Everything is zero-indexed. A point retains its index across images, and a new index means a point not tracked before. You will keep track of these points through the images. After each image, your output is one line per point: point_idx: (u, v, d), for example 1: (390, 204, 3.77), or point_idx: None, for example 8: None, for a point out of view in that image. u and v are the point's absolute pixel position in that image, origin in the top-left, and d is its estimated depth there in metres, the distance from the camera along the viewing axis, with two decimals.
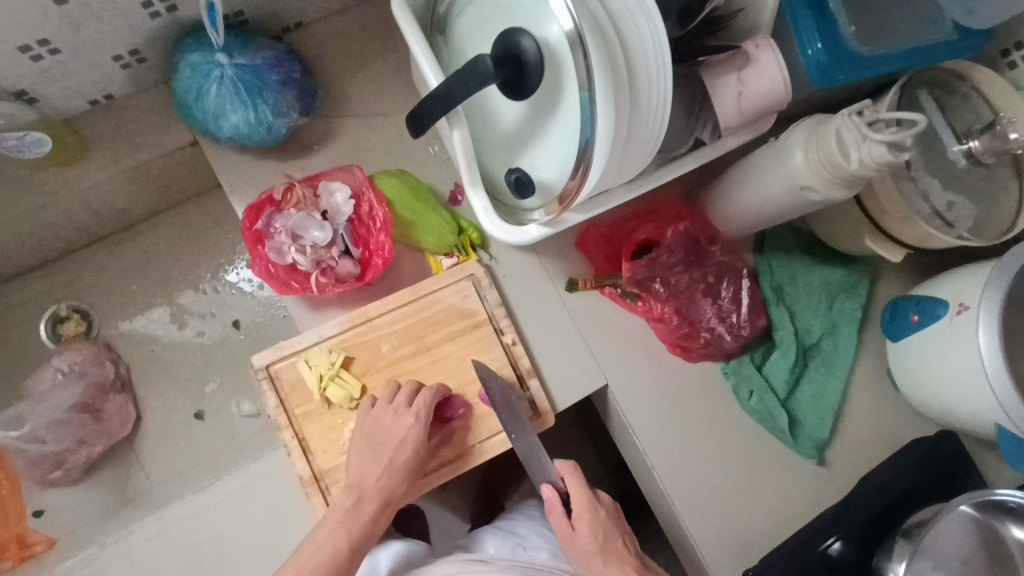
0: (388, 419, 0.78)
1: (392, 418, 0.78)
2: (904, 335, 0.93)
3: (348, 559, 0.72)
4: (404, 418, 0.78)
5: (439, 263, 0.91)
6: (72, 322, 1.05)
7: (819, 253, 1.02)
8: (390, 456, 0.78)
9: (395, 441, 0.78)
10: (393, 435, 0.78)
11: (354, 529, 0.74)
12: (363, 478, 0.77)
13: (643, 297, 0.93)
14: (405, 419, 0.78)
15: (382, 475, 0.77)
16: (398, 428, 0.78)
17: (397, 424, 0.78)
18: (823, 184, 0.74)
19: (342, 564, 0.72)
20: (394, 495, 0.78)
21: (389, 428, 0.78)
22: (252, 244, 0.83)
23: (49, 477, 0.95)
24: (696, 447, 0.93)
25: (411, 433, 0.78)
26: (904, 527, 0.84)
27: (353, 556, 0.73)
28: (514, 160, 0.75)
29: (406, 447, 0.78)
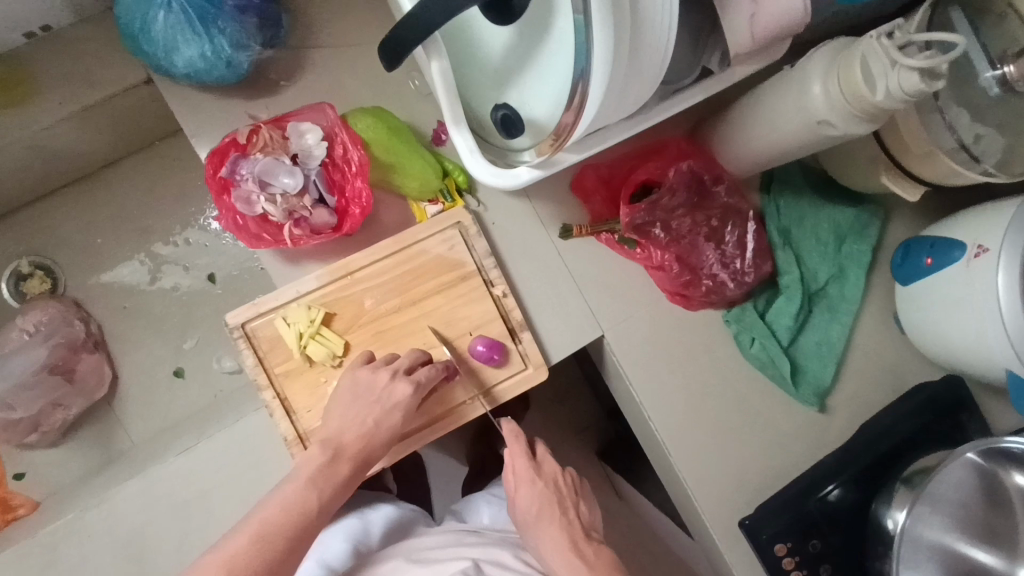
0: (383, 381, 0.75)
1: (387, 382, 0.75)
2: (916, 277, 0.87)
3: (315, 522, 0.68)
4: (401, 385, 0.75)
5: (423, 211, 0.85)
6: (36, 279, 1.03)
7: (829, 192, 0.96)
8: (379, 419, 0.74)
9: (388, 406, 0.74)
10: (387, 400, 0.74)
11: (325, 491, 0.70)
12: (344, 436, 0.73)
13: (642, 244, 0.88)
14: (403, 386, 0.75)
15: (367, 434, 0.74)
16: (393, 394, 0.74)
17: (392, 389, 0.74)
18: (843, 117, 0.67)
19: (313, 522, 0.68)
20: (372, 457, 0.74)
21: (382, 392, 0.75)
22: (218, 194, 0.77)
23: (26, 440, 0.97)
24: (696, 398, 0.90)
25: (408, 400, 0.75)
26: (904, 475, 0.81)
27: (320, 519, 0.69)
28: (501, 97, 0.68)
29: (400, 413, 0.75)
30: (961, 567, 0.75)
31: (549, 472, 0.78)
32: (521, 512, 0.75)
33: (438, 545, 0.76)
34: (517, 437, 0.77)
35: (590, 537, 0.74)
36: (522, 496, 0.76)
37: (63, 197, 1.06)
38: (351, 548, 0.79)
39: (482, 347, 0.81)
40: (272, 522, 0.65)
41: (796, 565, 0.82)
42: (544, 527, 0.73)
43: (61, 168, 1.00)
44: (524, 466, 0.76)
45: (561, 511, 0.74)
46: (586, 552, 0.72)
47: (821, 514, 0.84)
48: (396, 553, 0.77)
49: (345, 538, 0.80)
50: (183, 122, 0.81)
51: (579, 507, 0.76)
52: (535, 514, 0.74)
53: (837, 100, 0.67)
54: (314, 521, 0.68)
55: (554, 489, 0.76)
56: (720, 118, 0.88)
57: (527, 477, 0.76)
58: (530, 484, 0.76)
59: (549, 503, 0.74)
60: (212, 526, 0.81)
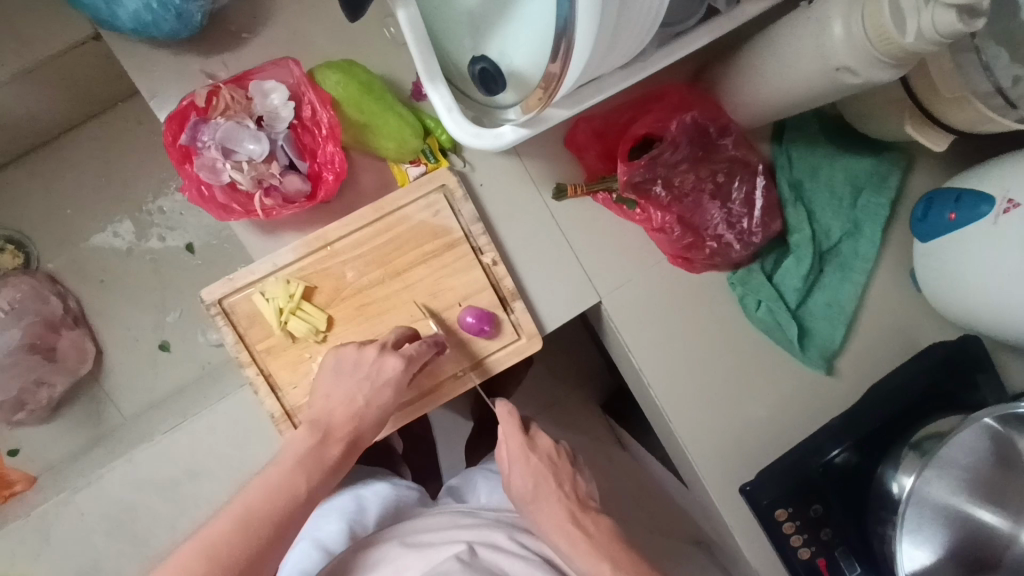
0: (369, 358, 0.72)
1: (375, 358, 0.72)
2: (936, 235, 0.80)
3: (304, 502, 0.66)
4: (389, 360, 0.72)
5: (404, 172, 0.79)
6: (8, 254, 1.06)
7: (846, 140, 0.89)
8: (369, 397, 0.72)
9: (378, 382, 0.72)
10: (376, 377, 0.72)
11: (314, 471, 0.68)
12: (331, 413, 0.71)
13: (641, 205, 0.82)
14: (390, 360, 0.72)
15: (358, 412, 0.71)
16: (383, 370, 0.72)
17: (381, 365, 0.71)
18: (866, 61, 0.60)
19: (300, 506, 0.66)
20: (362, 436, 0.72)
21: (371, 368, 0.72)
22: (180, 163, 0.72)
23: (14, 418, 1.02)
24: (699, 363, 0.86)
25: (398, 376, 0.72)
26: (913, 440, 0.78)
27: (310, 500, 0.67)
28: (479, 48, 0.60)
29: (390, 390, 0.72)
30: (966, 528, 0.73)
31: (542, 447, 0.78)
32: (516, 490, 0.76)
33: (435, 528, 0.76)
34: (512, 415, 0.77)
35: (586, 508, 0.75)
36: (516, 473, 0.76)
37: (32, 167, 1.07)
38: (345, 528, 0.85)
39: (472, 319, 0.78)
40: (257, 507, 0.63)
41: (795, 529, 0.80)
42: (542, 503, 0.74)
43: (20, 134, 1.00)
44: (519, 444, 0.76)
45: (556, 483, 0.75)
46: (586, 524, 0.72)
47: (823, 476, 0.81)
48: (391, 536, 0.77)
49: (340, 519, 0.85)
50: (138, 83, 0.75)
51: (573, 480, 0.77)
52: (532, 489, 0.75)
53: (860, 42, 0.59)
54: (302, 504, 0.66)
55: (548, 463, 0.76)
56: (728, 62, 0.80)
57: (520, 453, 0.76)
58: (524, 460, 0.75)
59: (544, 477, 0.75)
60: (204, 504, 0.81)
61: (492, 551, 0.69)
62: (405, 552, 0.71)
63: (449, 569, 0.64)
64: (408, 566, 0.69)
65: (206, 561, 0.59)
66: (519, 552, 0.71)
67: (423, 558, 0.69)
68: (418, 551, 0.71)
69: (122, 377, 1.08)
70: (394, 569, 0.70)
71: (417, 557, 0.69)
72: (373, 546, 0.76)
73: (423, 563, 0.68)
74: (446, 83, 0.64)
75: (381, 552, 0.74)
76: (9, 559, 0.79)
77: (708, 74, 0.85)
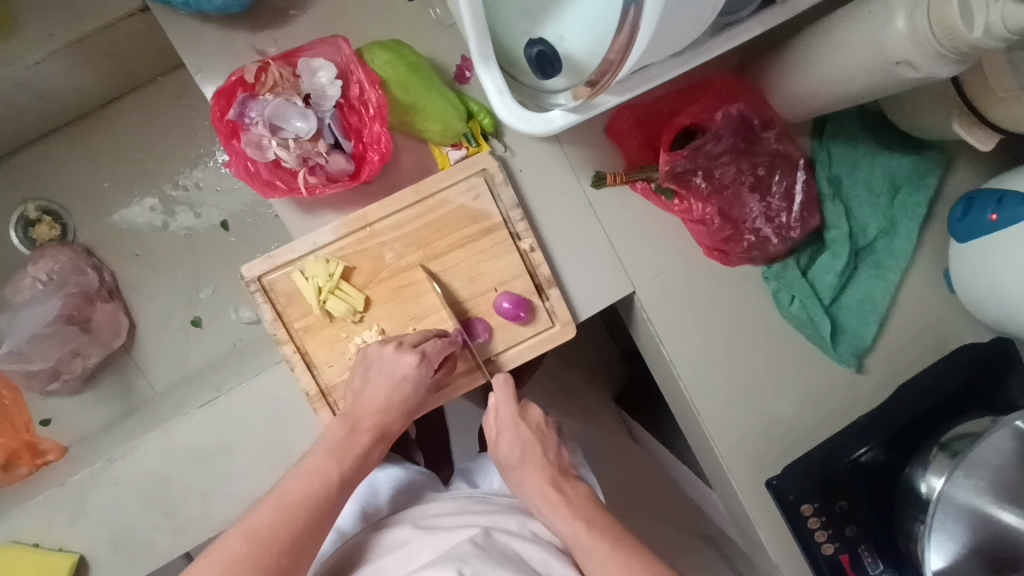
0: (388, 356, 0.72)
1: (393, 355, 0.72)
2: (976, 235, 0.79)
3: (338, 490, 0.67)
4: (406, 356, 0.72)
5: (445, 155, 0.79)
6: (44, 225, 1.07)
7: (886, 137, 0.89)
8: (398, 390, 0.72)
9: (396, 379, 0.72)
10: (392, 372, 0.72)
11: (346, 459, 0.69)
12: (363, 402, 0.72)
13: (681, 195, 0.82)
14: (405, 358, 0.72)
15: (382, 407, 0.72)
16: (399, 366, 0.72)
17: (397, 361, 0.72)
18: (926, 57, 0.60)
19: (334, 492, 0.67)
20: (389, 431, 0.73)
21: (390, 365, 0.72)
22: (227, 138, 0.73)
23: (49, 387, 1.02)
24: (731, 357, 0.86)
25: (414, 373, 0.72)
26: (942, 440, 0.78)
27: (343, 487, 0.68)
28: (536, 31, 0.60)
29: (411, 385, 0.72)
30: (991, 529, 0.73)
31: (533, 416, 0.77)
32: (503, 456, 0.75)
33: (442, 516, 0.75)
34: (508, 384, 0.76)
35: (568, 476, 0.75)
36: (504, 442, 0.75)
37: (68, 139, 1.08)
38: (357, 510, 0.85)
39: (508, 305, 0.78)
40: (294, 493, 0.65)
41: (821, 524, 0.80)
42: (526, 468, 0.74)
43: (63, 107, 1.01)
44: (509, 411, 0.75)
45: (542, 451, 0.75)
46: (567, 491, 0.73)
47: (850, 474, 0.81)
48: (400, 519, 0.77)
49: (353, 503, 0.85)
50: (185, 57, 0.75)
51: (558, 450, 0.77)
52: (519, 456, 0.74)
53: (924, 37, 0.58)
54: (337, 490, 0.67)
55: (536, 432, 0.76)
56: (776, 55, 0.80)
57: (511, 421, 0.75)
58: (514, 429, 0.75)
59: (531, 447, 0.75)
60: (236, 478, 0.81)
61: (507, 536, 0.70)
62: (416, 535, 0.71)
63: (463, 552, 0.64)
64: (420, 549, 0.68)
65: (248, 542, 0.61)
66: (532, 538, 0.71)
67: (435, 540, 0.68)
68: (431, 534, 0.70)
69: (152, 351, 1.09)
70: (405, 551, 0.69)
71: (429, 540, 0.69)
72: (384, 529, 0.75)
73: (436, 545, 0.67)
74: (498, 65, 0.63)
75: (392, 536, 0.73)
76: (44, 524, 0.80)
77: (752, 68, 0.85)
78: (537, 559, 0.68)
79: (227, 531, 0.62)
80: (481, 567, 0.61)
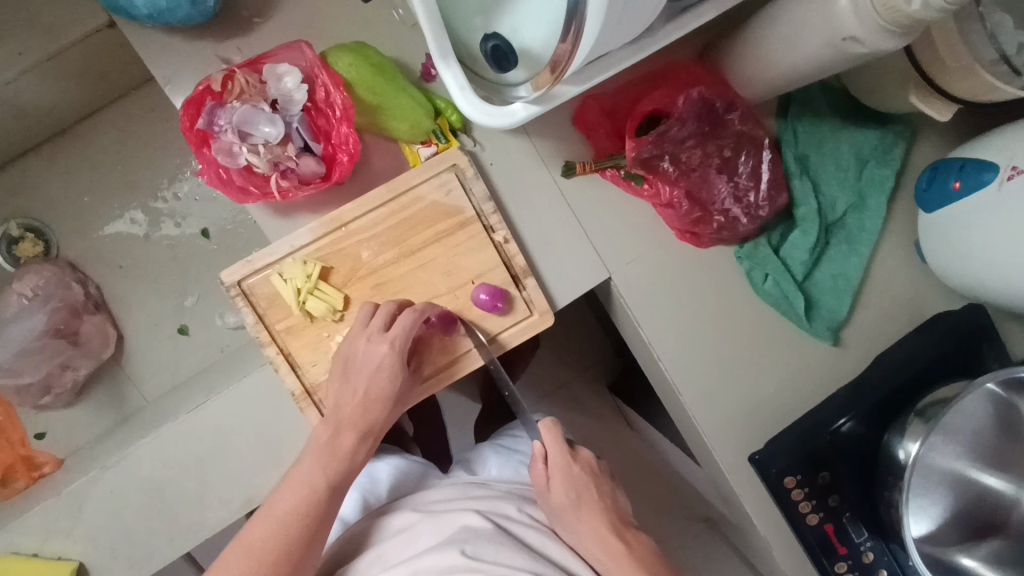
0: (361, 350, 0.74)
1: (365, 347, 0.73)
2: (942, 205, 0.81)
3: (328, 494, 0.70)
4: (377, 346, 0.73)
5: (416, 153, 0.80)
6: (28, 242, 1.08)
7: (850, 113, 0.90)
8: (372, 386, 0.74)
9: (371, 369, 0.74)
10: (368, 367, 0.73)
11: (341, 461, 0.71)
12: (342, 407, 0.74)
13: (649, 180, 0.84)
14: (379, 347, 0.73)
15: (363, 403, 0.74)
16: (371, 356, 0.73)
17: (370, 353, 0.73)
18: (872, 33, 0.61)
19: (325, 498, 0.70)
20: (374, 426, 0.75)
21: (363, 357, 0.74)
22: (198, 147, 0.74)
23: (41, 401, 1.04)
24: (708, 338, 0.88)
25: (386, 361, 0.73)
26: (918, 407, 0.79)
27: (333, 490, 0.70)
28: (491, 26, 0.62)
29: (388, 373, 0.74)
30: (970, 491, 0.75)
31: (583, 459, 0.79)
32: (556, 500, 0.75)
33: (443, 499, 0.76)
34: (554, 429, 0.79)
35: (628, 525, 0.76)
36: (558, 484, 0.75)
37: (47, 156, 1.09)
38: (359, 499, 0.87)
39: (485, 296, 0.79)
40: (283, 507, 0.68)
41: (804, 497, 0.82)
42: (582, 513, 0.74)
43: (39, 124, 1.02)
44: (560, 453, 0.77)
45: (597, 496, 0.76)
46: (629, 540, 0.73)
47: (832, 446, 0.82)
48: (404, 505, 0.78)
49: (355, 493, 0.87)
50: (154, 69, 0.76)
51: (613, 495, 0.78)
52: (574, 498, 0.74)
53: (866, 11, 0.60)
54: (325, 494, 0.70)
55: (589, 474, 0.78)
56: (734, 37, 0.81)
57: (564, 463, 0.77)
58: (567, 469, 0.76)
59: (585, 488, 0.76)
60: (230, 481, 0.83)
61: (506, 520, 0.72)
62: (417, 519, 0.72)
63: (464, 535, 0.67)
64: (421, 534, 0.70)
65: (245, 559, 0.65)
66: (531, 523, 0.73)
67: (435, 526, 0.70)
68: (431, 518, 0.71)
69: (141, 361, 1.11)
70: (407, 537, 0.71)
71: (429, 525, 0.71)
72: (387, 515, 0.77)
73: (434, 532, 0.69)
74: (458, 62, 0.64)
75: (392, 523, 0.75)
76: (42, 534, 0.82)
77: (714, 50, 0.86)
78: (537, 543, 0.71)
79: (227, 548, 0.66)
80: (482, 547, 0.65)
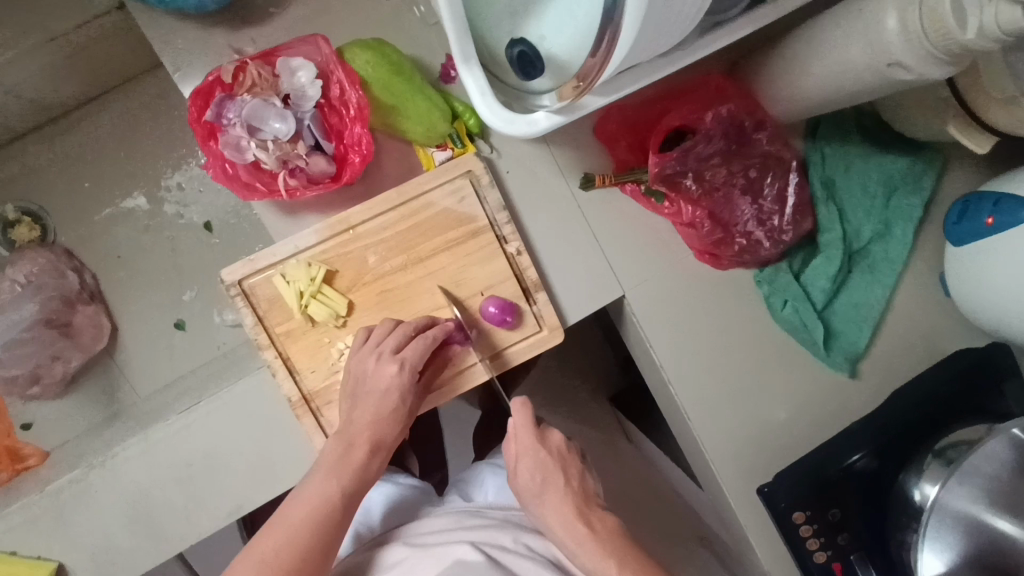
0: (369, 367, 0.71)
1: (375, 366, 0.71)
2: (975, 237, 0.77)
3: (341, 506, 0.67)
4: (386, 366, 0.70)
5: (430, 157, 0.77)
6: (24, 226, 1.06)
7: (880, 138, 0.87)
8: (378, 405, 0.71)
9: (380, 391, 0.71)
10: (376, 385, 0.71)
11: (346, 473, 0.68)
12: (353, 419, 0.71)
13: (670, 198, 0.81)
14: (388, 367, 0.70)
15: (372, 419, 0.71)
16: (381, 376, 0.70)
17: (379, 371, 0.70)
18: (918, 58, 0.58)
19: (337, 508, 0.66)
20: (384, 442, 0.71)
21: (372, 377, 0.71)
22: (204, 140, 0.71)
23: (31, 391, 1.02)
24: (721, 364, 0.85)
25: (396, 382, 0.71)
26: (936, 448, 0.76)
27: (344, 502, 0.67)
28: (517, 30, 0.59)
29: (396, 395, 0.71)
30: None
31: (553, 442, 0.74)
32: (522, 485, 0.72)
33: (437, 530, 0.75)
34: (525, 408, 0.73)
35: (593, 505, 0.72)
36: (525, 469, 0.72)
37: (48, 138, 1.07)
38: (354, 535, 0.83)
39: (494, 310, 0.76)
40: (295, 517, 0.65)
41: (813, 533, 0.78)
42: (549, 496, 0.71)
43: (42, 105, 0.99)
44: (528, 437, 0.72)
45: (565, 481, 0.72)
46: (594, 524, 0.69)
47: (840, 480, 0.79)
48: (398, 537, 0.76)
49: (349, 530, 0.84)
50: (162, 57, 0.73)
51: (582, 477, 0.73)
52: (539, 484, 0.71)
53: (915, 36, 0.57)
54: (340, 507, 0.66)
55: (557, 457, 0.73)
56: (766, 54, 0.78)
57: (528, 445, 0.73)
58: (532, 453, 0.72)
59: (552, 474, 0.72)
60: (219, 490, 0.80)
61: (503, 552, 0.68)
62: (410, 553, 0.70)
63: (461, 570, 0.64)
64: (416, 568, 0.68)
65: (253, 568, 0.61)
66: (528, 554, 0.69)
67: (429, 559, 0.68)
68: (424, 551, 0.70)
69: (135, 356, 1.08)
70: (402, 572, 0.69)
71: (424, 557, 0.69)
72: (380, 548, 0.75)
73: (428, 564, 0.67)
74: (480, 66, 0.62)
75: (385, 556, 0.73)
76: (21, 533, 0.79)
77: (744, 66, 0.83)
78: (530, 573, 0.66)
79: (235, 561, 0.62)
80: None
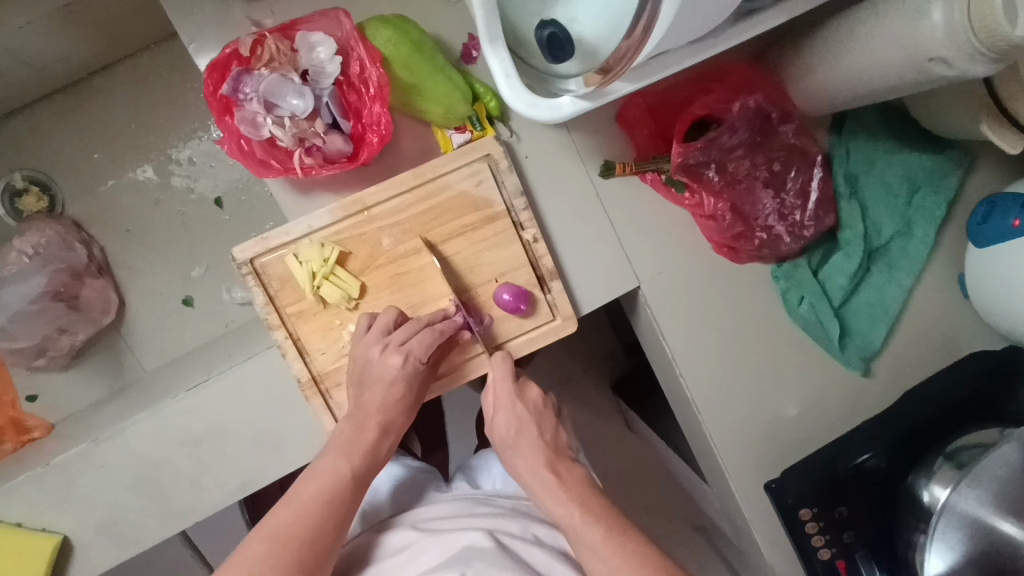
0: (372, 357, 0.70)
1: (379, 356, 0.70)
2: (996, 238, 0.76)
3: (353, 487, 0.66)
4: (390, 358, 0.69)
5: (448, 138, 0.76)
6: (32, 196, 1.04)
7: (908, 134, 0.85)
8: (385, 396, 0.70)
9: (386, 382, 0.70)
10: (382, 376, 0.70)
11: (356, 455, 0.68)
12: (362, 402, 0.70)
13: (692, 188, 0.79)
14: (392, 360, 0.69)
15: (381, 408, 0.70)
16: (386, 368, 0.69)
17: (382, 364, 0.69)
18: (963, 55, 0.56)
19: (346, 487, 0.66)
20: (394, 425, 0.71)
21: (376, 368, 0.70)
22: (220, 114, 0.70)
23: (37, 362, 1.01)
24: (733, 358, 0.84)
25: (398, 375, 0.70)
26: (948, 450, 0.76)
27: (356, 484, 0.67)
28: (547, 12, 0.58)
29: (400, 387, 0.70)
30: None
31: (530, 397, 0.73)
32: (498, 432, 0.72)
33: (446, 516, 0.74)
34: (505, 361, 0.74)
35: (563, 457, 0.70)
36: (501, 419, 0.71)
37: (57, 106, 1.04)
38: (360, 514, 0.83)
39: (508, 297, 0.75)
40: (307, 495, 0.64)
41: (818, 529, 0.77)
42: (521, 444, 0.70)
43: (52, 73, 0.97)
44: (506, 389, 0.72)
45: (538, 432, 0.71)
46: (561, 473, 0.68)
47: (850, 480, 0.78)
48: (404, 520, 0.76)
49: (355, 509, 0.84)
50: (178, 27, 0.71)
51: (556, 431, 0.72)
52: (514, 434, 0.70)
53: (961, 31, 0.55)
54: (350, 487, 0.66)
55: (534, 413, 0.72)
56: (797, 45, 0.76)
57: (507, 400, 0.72)
58: (509, 407, 0.71)
59: (527, 426, 0.71)
60: (226, 466, 0.80)
61: (511, 540, 0.68)
62: (418, 537, 0.70)
63: (468, 556, 0.63)
64: (423, 553, 0.68)
65: (269, 543, 0.60)
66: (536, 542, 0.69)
67: (437, 544, 0.67)
68: (432, 535, 0.69)
69: (141, 330, 1.07)
70: (409, 555, 0.69)
71: (432, 542, 0.68)
72: (386, 531, 0.74)
73: (437, 549, 0.67)
74: (505, 47, 0.59)
75: (392, 539, 0.72)
76: (27, 506, 0.79)
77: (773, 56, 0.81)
78: (540, 563, 0.66)
79: (250, 535, 0.61)
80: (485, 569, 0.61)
